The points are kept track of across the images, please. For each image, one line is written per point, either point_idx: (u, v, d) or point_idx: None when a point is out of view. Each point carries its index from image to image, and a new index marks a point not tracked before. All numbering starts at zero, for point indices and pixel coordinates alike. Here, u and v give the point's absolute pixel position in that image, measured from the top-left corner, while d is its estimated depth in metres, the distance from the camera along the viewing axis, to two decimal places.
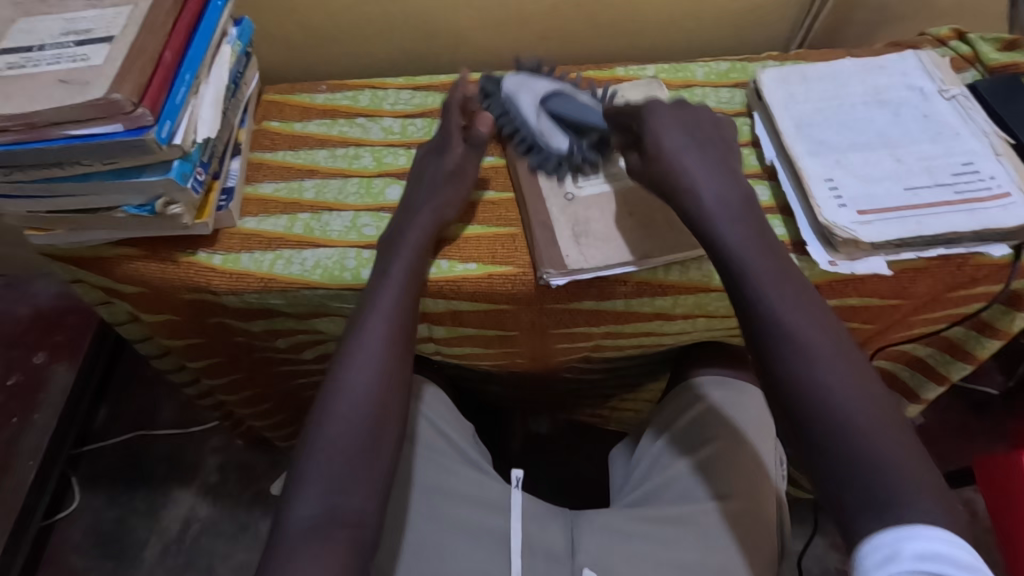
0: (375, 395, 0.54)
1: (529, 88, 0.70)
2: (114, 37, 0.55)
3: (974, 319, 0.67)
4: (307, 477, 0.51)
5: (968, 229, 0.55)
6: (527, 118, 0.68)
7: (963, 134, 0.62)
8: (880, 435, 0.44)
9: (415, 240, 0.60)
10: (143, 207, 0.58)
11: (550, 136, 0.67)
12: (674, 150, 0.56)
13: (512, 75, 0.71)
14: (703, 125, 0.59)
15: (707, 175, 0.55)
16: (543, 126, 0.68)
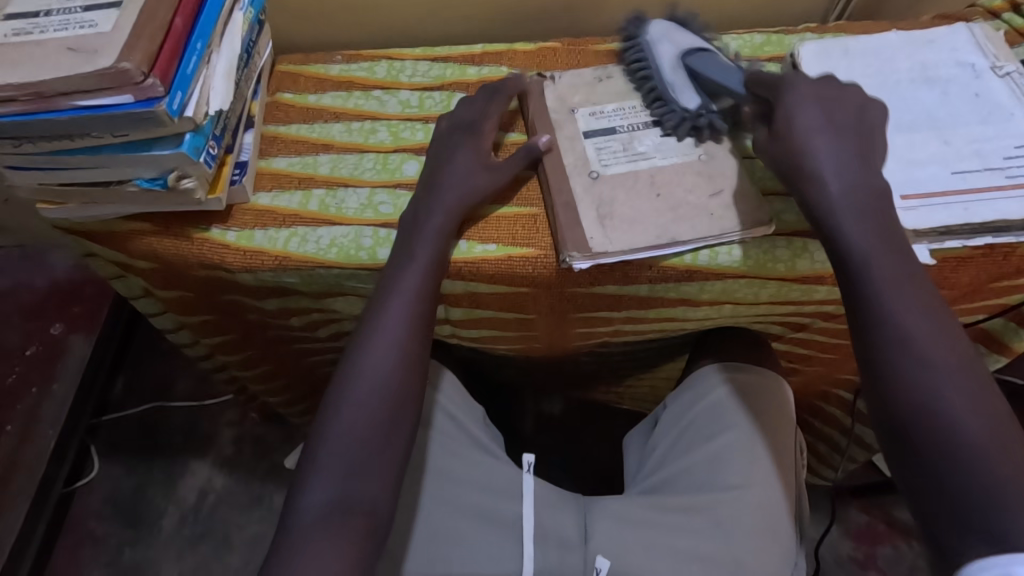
0: (393, 379, 0.53)
1: (681, 39, 0.65)
2: (122, 3, 0.52)
3: (1015, 312, 0.64)
4: (320, 460, 0.50)
5: (1020, 216, 0.52)
6: (657, 61, 0.65)
7: (1016, 115, 0.58)
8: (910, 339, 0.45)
9: (440, 219, 0.59)
10: (155, 180, 0.56)
11: (680, 88, 0.64)
12: (805, 130, 0.52)
13: (658, 27, 0.67)
14: (846, 105, 0.54)
15: (835, 166, 0.51)
16: (674, 79, 0.64)
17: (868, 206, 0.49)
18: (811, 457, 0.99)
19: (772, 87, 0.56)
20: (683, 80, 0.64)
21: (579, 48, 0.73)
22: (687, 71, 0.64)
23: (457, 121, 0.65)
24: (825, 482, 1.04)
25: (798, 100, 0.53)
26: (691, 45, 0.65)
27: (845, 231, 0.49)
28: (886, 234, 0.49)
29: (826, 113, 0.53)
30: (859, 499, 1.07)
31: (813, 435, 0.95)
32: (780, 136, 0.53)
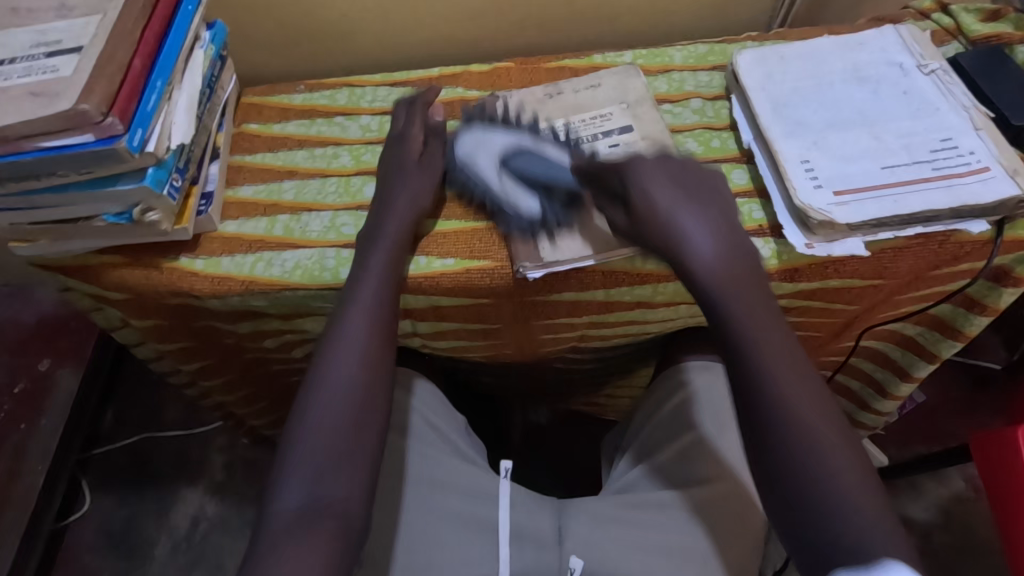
0: (357, 385, 0.55)
1: (490, 149, 0.67)
2: (83, 47, 0.55)
3: (962, 296, 0.66)
4: (289, 470, 0.51)
5: (946, 206, 0.55)
6: (481, 174, 0.66)
7: (942, 110, 0.61)
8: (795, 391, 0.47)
9: (394, 233, 0.61)
10: (121, 215, 0.58)
11: (517, 199, 0.63)
12: (667, 205, 0.55)
13: (466, 141, 0.68)
14: (692, 179, 0.58)
15: (697, 230, 0.54)
16: (506, 189, 0.64)
17: (729, 267, 0.53)
18: None
19: (619, 166, 0.59)
20: (515, 187, 0.64)
21: (531, 66, 0.76)
22: (516, 177, 0.64)
23: (401, 136, 0.68)
24: None
25: (647, 167, 0.58)
26: (505, 148, 0.66)
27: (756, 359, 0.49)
28: (734, 261, 0.53)
29: (670, 176, 0.58)
30: None
31: None
32: (642, 215, 0.55)
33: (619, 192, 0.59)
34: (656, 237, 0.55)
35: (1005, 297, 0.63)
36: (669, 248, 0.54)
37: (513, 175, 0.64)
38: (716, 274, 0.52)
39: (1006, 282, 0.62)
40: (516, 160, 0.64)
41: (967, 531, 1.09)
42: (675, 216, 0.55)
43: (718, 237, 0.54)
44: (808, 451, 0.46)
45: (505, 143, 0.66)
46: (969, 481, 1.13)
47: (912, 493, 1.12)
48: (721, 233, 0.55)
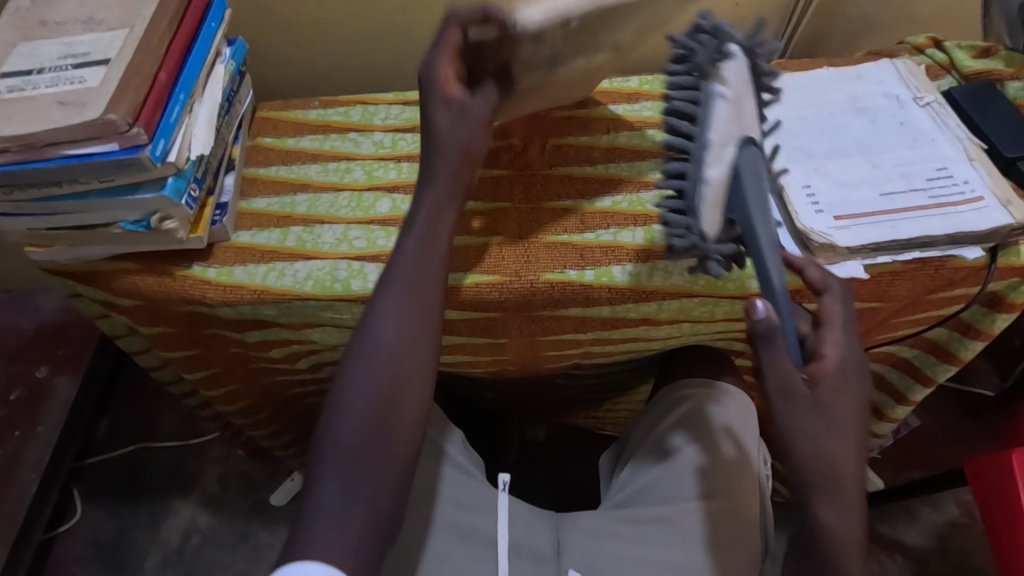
0: (394, 378, 0.49)
1: (740, 113, 0.53)
2: (110, 60, 0.57)
3: (956, 321, 0.68)
4: (322, 468, 0.47)
5: (942, 232, 0.57)
6: (711, 131, 0.51)
7: (938, 141, 0.64)
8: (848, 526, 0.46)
9: (434, 200, 0.53)
10: (138, 223, 0.59)
11: (712, 202, 0.52)
12: (824, 401, 0.47)
13: (731, 75, 0.53)
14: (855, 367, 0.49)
15: (846, 432, 0.47)
16: (716, 181, 0.51)
17: (853, 472, 0.46)
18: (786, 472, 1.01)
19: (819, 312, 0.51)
20: (719, 188, 0.51)
21: None
22: (731, 175, 0.52)
23: (427, 72, 0.52)
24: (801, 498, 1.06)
25: (844, 361, 0.49)
26: (746, 131, 0.53)
27: (819, 514, 0.46)
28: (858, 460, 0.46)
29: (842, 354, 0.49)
30: None
31: None
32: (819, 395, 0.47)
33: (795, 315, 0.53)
34: (804, 415, 0.47)
35: (999, 322, 0.65)
36: (800, 442, 0.46)
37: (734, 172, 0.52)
38: (831, 470, 0.46)
39: (999, 308, 0.64)
40: (748, 160, 0.52)
41: (962, 560, 1.09)
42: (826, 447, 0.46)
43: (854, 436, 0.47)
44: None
45: (750, 126, 0.53)
46: (963, 507, 1.13)
47: (906, 518, 1.12)
48: (861, 436, 0.47)
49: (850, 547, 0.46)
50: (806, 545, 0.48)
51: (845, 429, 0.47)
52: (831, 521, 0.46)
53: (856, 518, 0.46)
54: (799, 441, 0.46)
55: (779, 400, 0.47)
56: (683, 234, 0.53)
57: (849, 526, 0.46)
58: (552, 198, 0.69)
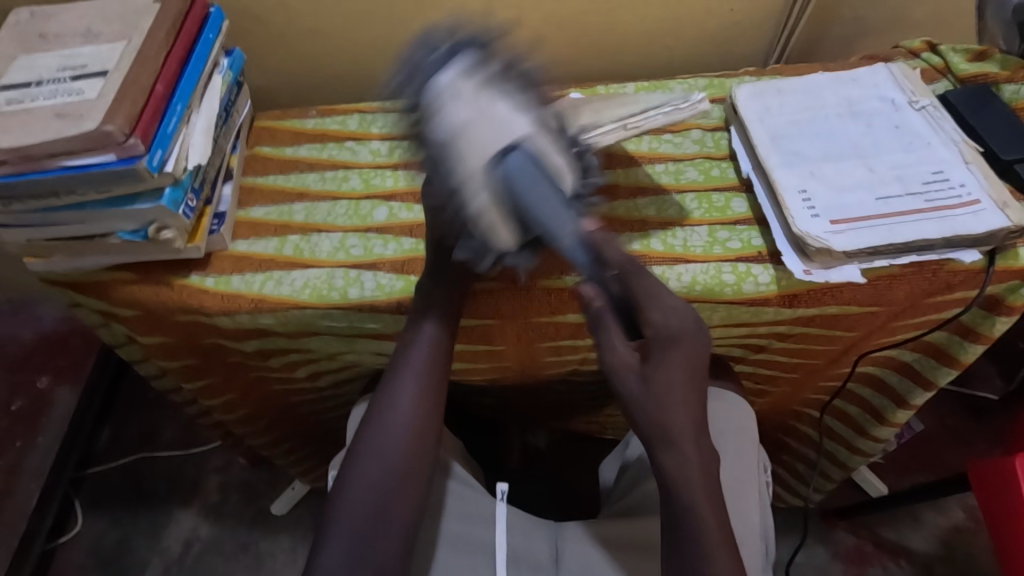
0: (406, 455, 0.57)
1: (490, 124, 0.48)
2: (108, 72, 0.58)
3: (955, 324, 0.67)
4: (335, 525, 0.55)
5: (939, 236, 0.57)
6: (466, 162, 0.48)
7: (933, 144, 0.64)
8: (692, 483, 0.54)
9: (451, 291, 0.60)
10: (136, 232, 0.60)
11: (497, 226, 0.50)
12: (655, 362, 0.55)
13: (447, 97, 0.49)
14: (688, 334, 0.56)
15: (680, 395, 0.55)
16: (485, 212, 0.49)
17: (687, 426, 0.55)
18: (787, 476, 1.01)
19: (625, 279, 0.56)
20: (493, 211, 0.49)
21: None
22: (502, 191, 0.49)
23: None
24: (803, 503, 1.06)
25: (667, 325, 0.55)
26: (497, 143, 0.48)
27: (659, 459, 0.55)
28: (687, 411, 0.55)
29: (678, 323, 0.56)
30: (845, 522, 1.12)
31: (790, 457, 0.97)
32: (649, 359, 0.56)
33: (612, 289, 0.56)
34: (632, 372, 0.55)
35: (998, 325, 0.65)
36: (630, 403, 0.56)
37: (494, 192, 0.49)
38: (659, 427, 0.55)
39: (998, 310, 0.64)
40: (510, 171, 0.48)
41: (969, 565, 1.08)
42: (664, 403, 0.55)
43: (690, 397, 0.55)
44: (696, 523, 0.53)
45: (512, 129, 0.48)
46: (969, 511, 1.12)
47: (910, 523, 1.12)
48: (690, 394, 0.55)
49: (691, 490, 0.54)
50: (664, 489, 0.55)
51: (675, 389, 0.55)
52: (670, 468, 0.55)
53: (691, 466, 0.54)
54: (630, 401, 0.56)
55: (612, 367, 0.55)
56: (479, 244, 0.54)
57: (689, 473, 0.54)
58: None
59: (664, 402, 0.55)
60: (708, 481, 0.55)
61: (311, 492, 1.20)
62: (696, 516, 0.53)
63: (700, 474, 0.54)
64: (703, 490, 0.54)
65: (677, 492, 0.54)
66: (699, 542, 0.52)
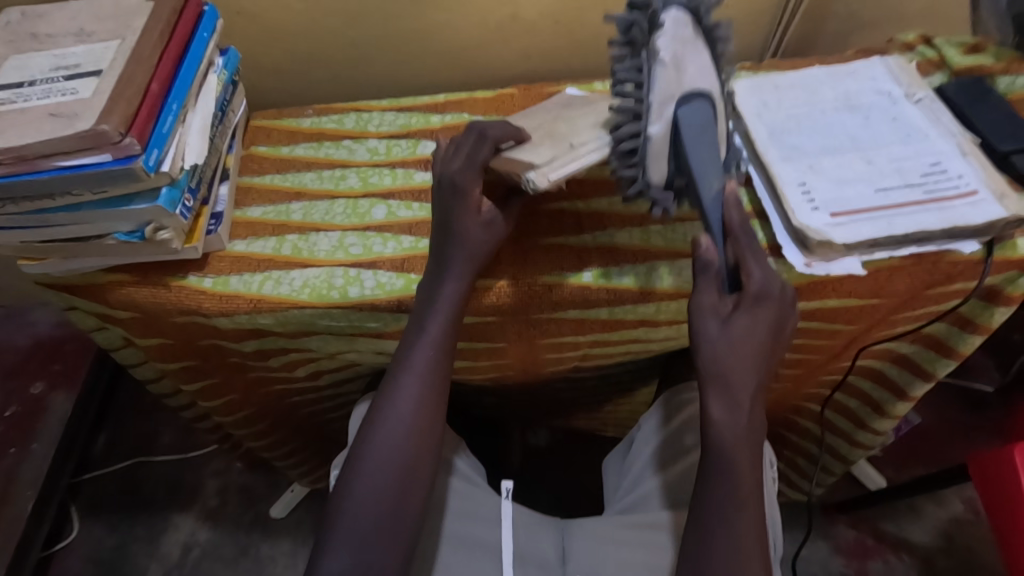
0: (410, 457, 0.57)
1: (685, 72, 0.50)
2: (102, 71, 0.57)
3: (954, 315, 0.67)
4: (343, 522, 0.55)
5: (938, 227, 0.57)
6: (653, 93, 0.50)
7: (931, 136, 0.64)
8: (742, 447, 0.51)
9: (451, 294, 0.59)
10: (133, 233, 0.59)
11: (654, 157, 0.53)
12: (721, 318, 0.52)
13: (669, 34, 0.50)
14: (770, 303, 0.52)
15: (748, 352, 0.51)
16: (657, 141, 0.51)
17: (745, 382, 0.51)
18: (788, 471, 1.02)
19: (742, 256, 0.53)
20: (659, 143, 0.51)
21: (535, 92, 0.79)
22: (671, 131, 0.51)
23: (460, 184, 0.60)
24: (803, 497, 1.06)
25: (767, 285, 0.52)
26: (689, 87, 0.50)
27: (709, 410, 0.52)
28: (749, 366, 0.51)
29: (761, 290, 0.52)
30: (845, 515, 1.12)
31: (790, 451, 0.98)
32: (728, 319, 0.52)
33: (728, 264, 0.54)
34: (703, 326, 0.52)
35: (997, 316, 0.65)
36: (704, 346, 0.52)
37: (677, 126, 0.51)
38: (721, 368, 0.51)
39: (997, 301, 0.64)
40: (687, 114, 0.50)
41: (969, 556, 1.08)
42: (722, 357, 0.51)
43: (755, 354, 0.52)
44: (728, 490, 0.51)
45: (702, 81, 0.51)
46: (968, 503, 1.13)
47: (910, 516, 1.12)
48: (760, 355, 0.52)
49: (733, 452, 0.51)
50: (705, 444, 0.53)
51: (743, 345, 0.51)
52: (718, 416, 0.52)
53: (742, 419, 0.51)
54: (706, 346, 0.52)
55: (697, 308, 0.52)
56: (632, 177, 0.54)
57: (737, 430, 0.51)
58: (554, 201, 0.69)
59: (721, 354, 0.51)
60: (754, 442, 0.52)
61: (310, 494, 1.19)
62: (726, 479, 0.51)
63: (749, 441, 0.52)
64: (747, 460, 0.51)
65: (717, 452, 0.52)
66: (730, 500, 0.50)
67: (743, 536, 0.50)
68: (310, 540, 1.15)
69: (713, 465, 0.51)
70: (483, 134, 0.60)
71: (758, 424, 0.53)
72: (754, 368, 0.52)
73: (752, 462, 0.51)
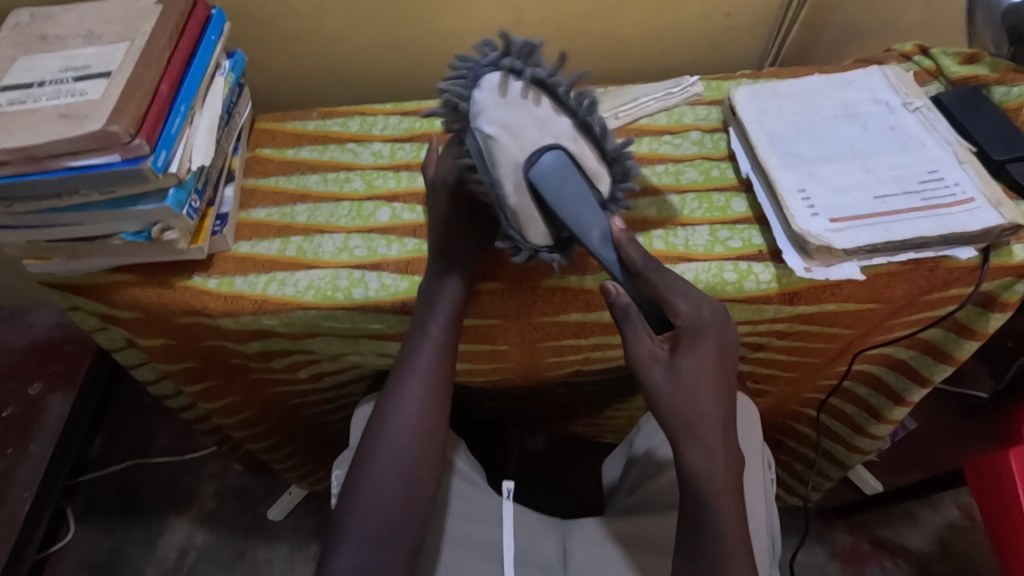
0: (415, 456, 0.57)
1: (522, 132, 0.52)
2: (112, 72, 0.58)
3: (951, 321, 0.68)
4: (347, 537, 0.55)
5: (936, 233, 0.58)
6: (498, 160, 0.51)
7: (928, 144, 0.65)
8: (722, 486, 0.52)
9: (453, 293, 0.60)
10: (139, 233, 0.59)
11: (526, 223, 0.55)
12: (670, 362, 0.52)
13: (487, 100, 0.51)
14: (710, 326, 0.52)
15: (708, 393, 0.51)
16: (520, 206, 0.53)
17: (713, 423, 0.52)
18: (785, 475, 1.02)
19: (668, 293, 0.52)
20: (528, 209, 0.53)
21: None
22: (531, 194, 0.53)
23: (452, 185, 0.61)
24: (802, 502, 1.07)
25: (696, 317, 0.51)
26: (528, 146, 0.51)
27: (684, 454, 0.52)
28: (709, 407, 0.52)
29: (695, 321, 0.52)
30: (842, 520, 1.13)
31: (789, 456, 0.98)
32: (678, 362, 0.52)
33: (647, 302, 0.54)
34: (653, 373, 0.52)
35: (993, 322, 0.66)
36: (656, 397, 0.52)
37: (533, 187, 0.52)
38: (679, 419, 0.52)
39: (993, 307, 0.65)
40: (539, 173, 0.51)
41: (964, 562, 1.09)
42: (685, 403, 0.51)
43: (717, 393, 0.52)
44: (718, 528, 0.51)
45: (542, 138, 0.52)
46: (963, 509, 1.14)
47: (906, 521, 1.13)
48: (719, 390, 0.52)
49: (713, 491, 0.52)
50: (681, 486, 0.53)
51: (700, 386, 0.51)
52: (693, 463, 0.52)
53: (716, 461, 0.51)
54: (660, 396, 0.52)
55: (636, 360, 0.52)
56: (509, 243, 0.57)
57: (718, 469, 0.51)
58: None
59: (685, 402, 0.51)
60: (732, 478, 0.52)
61: (308, 497, 1.19)
62: (717, 510, 0.51)
63: (730, 477, 0.52)
64: (730, 497, 0.52)
65: (699, 494, 0.52)
66: (720, 544, 0.51)
67: (733, 568, 0.51)
68: (307, 543, 1.15)
69: (698, 505, 0.52)
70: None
71: (735, 464, 0.53)
72: (716, 408, 0.52)
73: (734, 505, 0.52)
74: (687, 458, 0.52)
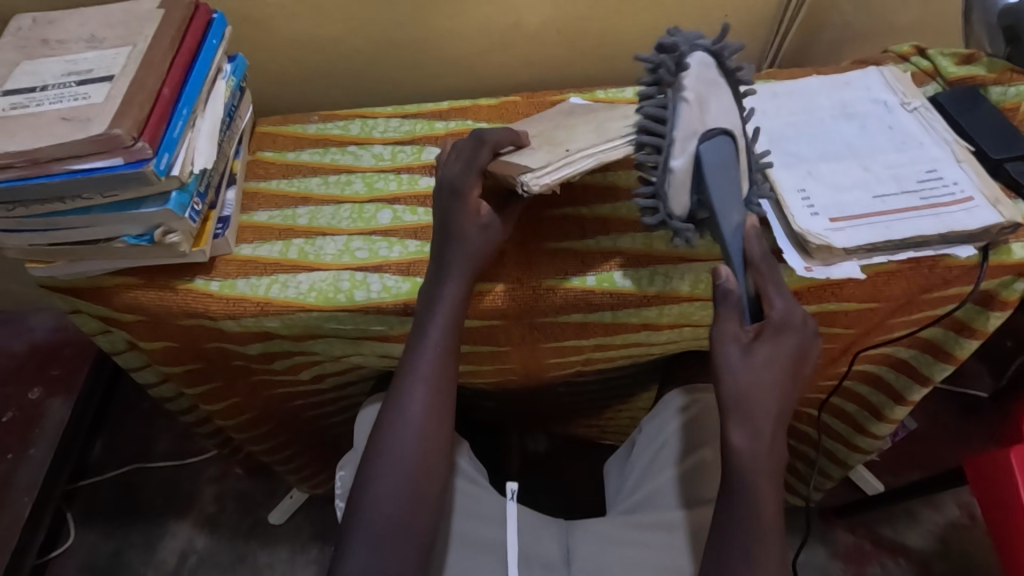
0: (421, 458, 0.58)
1: (705, 108, 0.52)
2: (114, 76, 0.58)
3: (951, 320, 0.69)
4: (360, 530, 0.55)
5: (935, 232, 0.58)
6: (678, 127, 0.51)
7: (926, 143, 0.65)
8: (761, 472, 0.51)
9: (455, 295, 0.60)
10: (142, 236, 0.60)
11: (677, 187, 0.53)
12: (744, 345, 0.51)
13: (693, 71, 0.52)
14: (793, 323, 0.52)
15: (776, 380, 0.51)
16: (681, 173, 0.52)
17: (771, 409, 0.51)
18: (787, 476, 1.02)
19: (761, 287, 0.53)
20: (683, 177, 0.52)
21: (538, 99, 0.80)
22: (694, 165, 0.52)
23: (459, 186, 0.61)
24: (804, 502, 1.07)
25: (787, 315, 0.52)
26: (712, 124, 0.52)
27: (729, 435, 0.51)
28: (773, 395, 0.51)
29: (782, 315, 0.52)
30: (843, 520, 1.13)
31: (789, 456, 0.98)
32: (752, 347, 0.51)
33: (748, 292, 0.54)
34: (728, 352, 0.51)
35: (992, 320, 0.66)
36: (727, 377, 0.51)
37: (699, 161, 0.52)
38: (742, 399, 0.51)
39: (992, 305, 0.65)
40: (710, 150, 0.52)
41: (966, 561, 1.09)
42: (750, 387, 0.50)
43: (783, 381, 0.51)
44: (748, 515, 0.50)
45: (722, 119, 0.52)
46: (964, 508, 1.14)
47: (908, 521, 1.13)
48: (785, 380, 0.51)
49: (752, 476, 0.51)
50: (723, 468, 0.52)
51: (769, 372, 0.51)
52: (738, 443, 0.51)
53: (765, 445, 0.51)
54: (729, 375, 0.51)
55: (717, 336, 0.52)
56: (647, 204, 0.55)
57: (760, 455, 0.51)
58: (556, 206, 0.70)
59: (752, 385, 0.50)
60: (776, 467, 0.51)
61: (309, 501, 1.19)
62: (747, 499, 0.51)
63: (771, 465, 0.51)
64: (768, 486, 0.51)
65: (737, 477, 0.51)
66: (751, 532, 0.50)
67: (758, 559, 0.50)
68: (308, 547, 1.15)
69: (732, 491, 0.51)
70: (483, 139, 0.61)
71: (779, 453, 0.52)
72: (781, 397, 0.51)
73: (773, 495, 0.51)
74: (733, 439, 0.51)
